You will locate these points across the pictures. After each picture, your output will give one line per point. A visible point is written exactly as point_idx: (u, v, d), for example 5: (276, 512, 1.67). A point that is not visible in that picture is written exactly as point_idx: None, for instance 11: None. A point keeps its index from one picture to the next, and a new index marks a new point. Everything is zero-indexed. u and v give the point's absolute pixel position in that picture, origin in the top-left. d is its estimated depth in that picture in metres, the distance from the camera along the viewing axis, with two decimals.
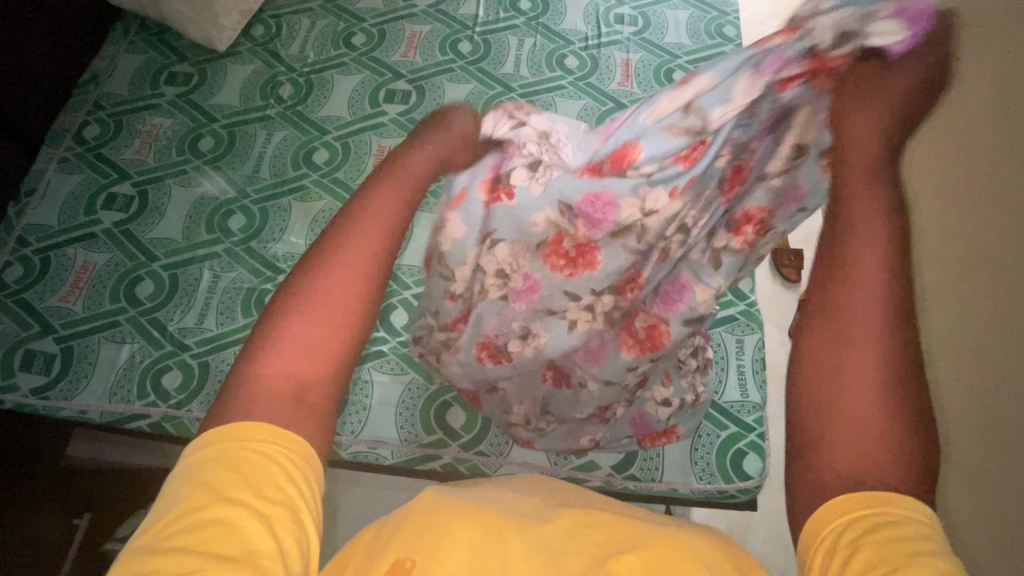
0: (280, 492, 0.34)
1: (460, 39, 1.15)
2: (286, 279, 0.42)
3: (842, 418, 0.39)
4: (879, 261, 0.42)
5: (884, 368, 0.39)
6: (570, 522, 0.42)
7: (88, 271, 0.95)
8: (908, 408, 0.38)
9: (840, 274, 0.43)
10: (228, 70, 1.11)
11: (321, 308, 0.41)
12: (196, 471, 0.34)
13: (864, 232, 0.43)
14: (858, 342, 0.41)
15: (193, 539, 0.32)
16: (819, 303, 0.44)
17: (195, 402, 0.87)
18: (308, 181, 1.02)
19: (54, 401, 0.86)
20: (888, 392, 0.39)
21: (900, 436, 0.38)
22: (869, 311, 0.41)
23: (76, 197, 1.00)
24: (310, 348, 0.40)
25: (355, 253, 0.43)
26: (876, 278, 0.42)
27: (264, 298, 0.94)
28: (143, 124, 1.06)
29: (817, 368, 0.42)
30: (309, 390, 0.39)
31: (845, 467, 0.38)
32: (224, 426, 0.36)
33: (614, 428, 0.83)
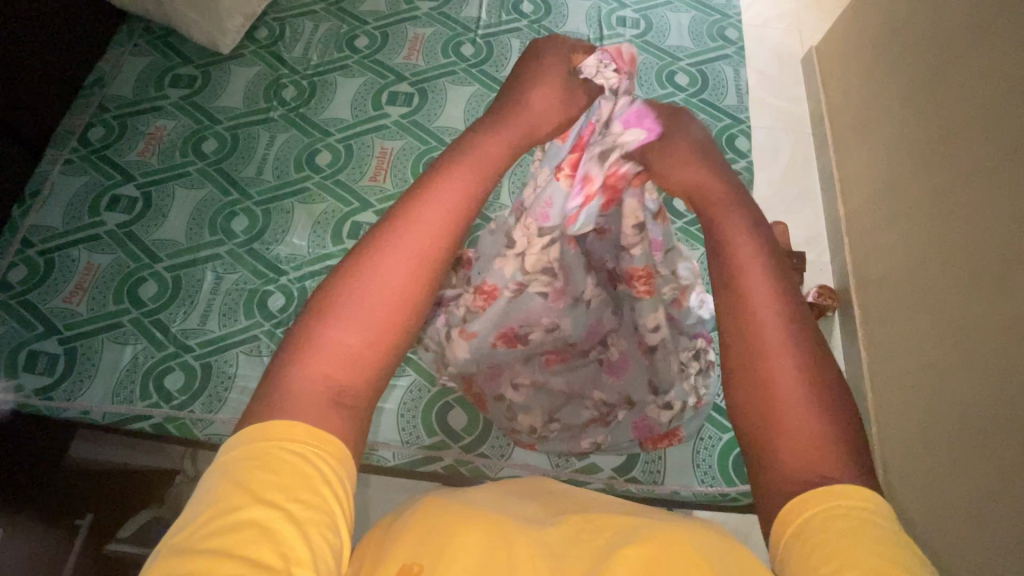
0: (315, 495, 0.33)
1: (463, 42, 1.15)
2: (331, 285, 0.40)
3: (779, 429, 0.38)
4: (763, 276, 0.43)
5: (799, 374, 0.39)
6: (571, 527, 0.41)
7: (91, 272, 0.95)
8: (835, 407, 0.38)
9: (737, 292, 0.43)
10: (232, 72, 1.12)
11: (363, 312, 0.39)
12: (232, 470, 0.33)
13: (744, 249, 0.44)
14: (769, 353, 0.40)
15: (228, 541, 0.30)
16: (728, 323, 0.43)
17: (197, 403, 0.87)
18: (311, 183, 1.03)
19: (57, 402, 0.87)
20: (812, 396, 0.38)
21: (830, 437, 0.37)
22: (769, 323, 0.41)
23: (80, 199, 1.01)
24: (354, 355, 0.39)
25: (401, 251, 0.41)
26: (767, 291, 0.42)
27: (266, 299, 0.94)
28: (147, 126, 1.07)
29: (742, 387, 0.40)
30: (345, 392, 0.38)
31: (796, 475, 0.36)
32: (261, 425, 0.35)
33: (614, 433, 0.82)
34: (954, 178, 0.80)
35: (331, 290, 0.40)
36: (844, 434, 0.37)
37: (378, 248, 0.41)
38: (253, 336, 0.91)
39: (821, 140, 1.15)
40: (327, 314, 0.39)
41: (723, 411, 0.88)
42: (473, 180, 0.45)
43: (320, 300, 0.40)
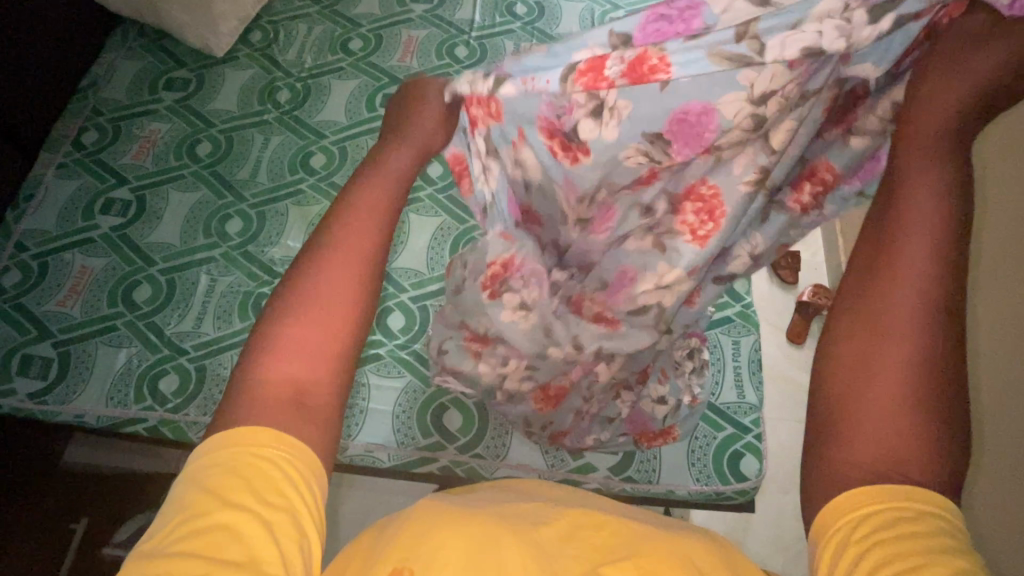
0: (281, 497, 0.34)
1: (457, 44, 1.16)
2: (283, 281, 0.41)
3: (877, 411, 0.35)
4: (930, 245, 0.37)
5: (920, 364, 0.35)
6: (566, 523, 0.42)
7: (85, 275, 0.95)
8: (950, 404, 0.35)
9: (883, 262, 0.38)
10: (226, 75, 1.12)
11: (326, 306, 0.40)
12: (201, 477, 0.34)
13: (916, 209, 0.38)
14: (895, 333, 0.36)
15: (197, 544, 0.32)
16: (858, 290, 0.39)
17: (191, 406, 0.87)
18: (305, 185, 1.03)
19: (51, 406, 0.86)
20: (928, 387, 0.35)
21: (927, 436, 0.34)
22: (913, 301, 0.36)
23: (74, 203, 1.00)
24: (325, 349, 0.39)
25: (357, 249, 0.42)
26: (923, 268, 0.37)
27: (261, 302, 0.94)
28: (142, 129, 1.07)
29: (843, 358, 0.38)
30: (307, 392, 0.37)
31: (872, 459, 0.35)
32: (230, 430, 0.35)
33: (608, 434, 0.83)
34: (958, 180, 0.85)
35: (297, 289, 0.40)
36: (946, 437, 0.35)
37: (329, 245, 0.42)
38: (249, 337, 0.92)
39: None
40: (286, 315, 0.39)
41: (718, 410, 0.88)
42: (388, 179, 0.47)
43: (281, 301, 0.40)
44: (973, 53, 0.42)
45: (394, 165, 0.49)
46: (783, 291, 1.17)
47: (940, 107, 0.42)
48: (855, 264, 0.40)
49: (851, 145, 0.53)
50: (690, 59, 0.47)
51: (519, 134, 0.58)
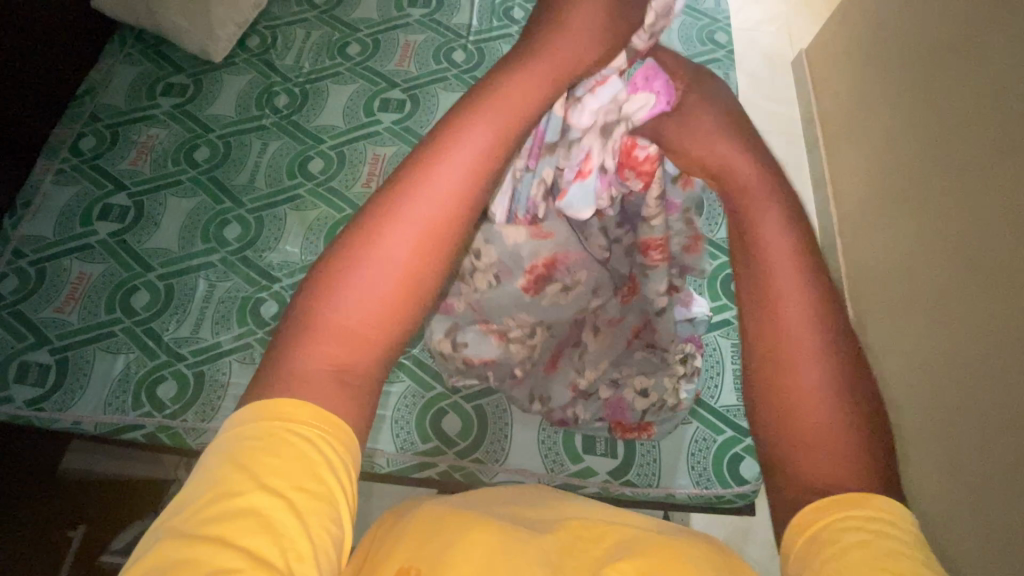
0: (318, 483, 0.34)
1: (454, 49, 1.16)
2: (339, 249, 0.38)
3: (809, 438, 0.35)
4: (796, 276, 0.39)
5: (828, 382, 0.36)
6: (567, 535, 0.41)
7: (83, 281, 0.95)
8: (864, 413, 0.36)
9: (761, 296, 0.39)
10: (224, 81, 1.12)
11: (382, 280, 0.37)
12: (238, 452, 0.34)
13: (773, 247, 0.40)
14: (799, 359, 0.37)
15: (227, 528, 0.31)
16: (755, 324, 0.39)
17: (190, 412, 0.86)
18: (303, 190, 1.03)
19: (48, 413, 0.86)
20: (843, 403, 0.35)
21: (857, 445, 0.35)
22: (798, 327, 0.37)
23: (72, 209, 1.00)
24: (369, 337, 0.37)
25: (418, 218, 0.38)
26: (795, 294, 0.38)
27: (259, 307, 0.94)
28: (139, 135, 1.07)
29: (765, 392, 0.37)
30: (348, 372, 0.37)
31: (822, 475, 0.35)
32: (279, 401, 0.35)
33: (588, 408, 0.85)
34: (942, 177, 0.88)
35: (346, 260, 0.38)
36: (872, 445, 0.35)
37: (383, 220, 0.38)
38: (247, 343, 0.91)
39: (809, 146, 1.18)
40: (333, 288, 0.37)
41: (716, 413, 0.88)
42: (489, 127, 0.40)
43: (325, 273, 0.38)
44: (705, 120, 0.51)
45: (512, 96, 0.42)
46: None
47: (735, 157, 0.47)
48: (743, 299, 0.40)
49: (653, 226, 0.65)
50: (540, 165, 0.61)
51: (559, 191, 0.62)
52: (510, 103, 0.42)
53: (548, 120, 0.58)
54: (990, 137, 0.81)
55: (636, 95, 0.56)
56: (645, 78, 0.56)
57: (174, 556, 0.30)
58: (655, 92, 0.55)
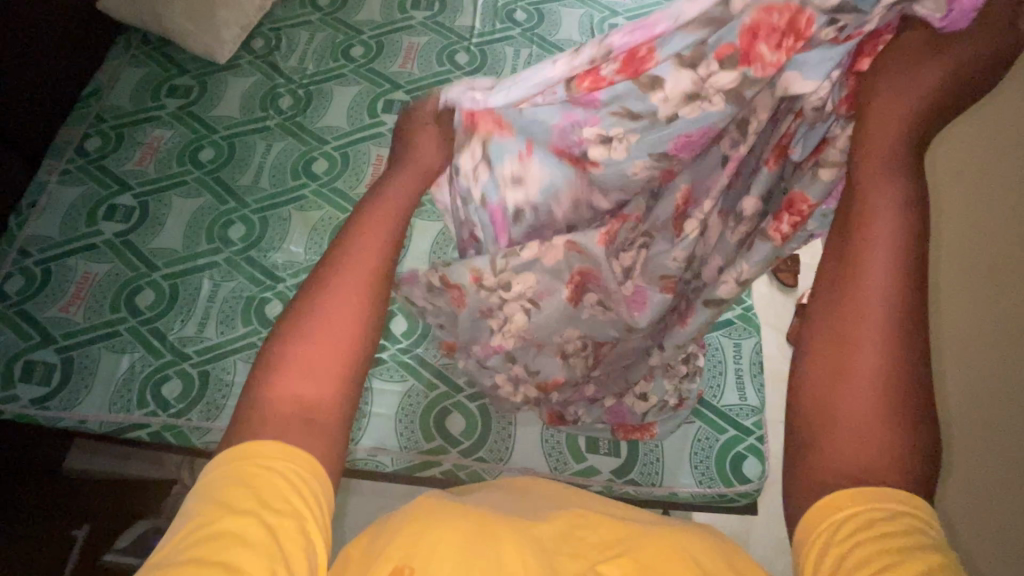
0: (288, 503, 0.34)
1: (457, 51, 1.17)
2: (297, 297, 0.42)
3: (855, 421, 0.36)
4: (898, 256, 0.38)
5: (885, 375, 0.36)
6: (564, 524, 0.42)
7: (88, 281, 0.95)
8: (918, 414, 0.35)
9: (846, 275, 0.39)
10: (228, 82, 1.13)
11: (325, 328, 0.40)
12: (207, 490, 0.34)
13: (882, 217, 0.39)
14: (865, 344, 0.37)
15: (206, 550, 0.32)
16: (826, 302, 0.39)
17: (195, 411, 0.87)
18: (307, 191, 1.04)
19: (54, 412, 0.86)
20: (899, 396, 0.35)
21: (902, 441, 0.35)
22: (879, 312, 0.37)
23: (76, 209, 1.01)
24: (330, 371, 0.39)
25: (363, 267, 0.43)
26: (887, 281, 0.37)
27: (264, 307, 0.94)
28: (144, 136, 1.08)
29: (821, 370, 0.38)
30: (311, 410, 0.38)
31: (855, 465, 0.35)
32: (241, 444, 0.36)
33: (591, 412, 0.85)
34: None
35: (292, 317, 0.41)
36: (918, 445, 0.35)
37: (333, 270, 0.43)
38: (251, 343, 0.92)
39: None
40: (295, 332, 0.40)
41: (720, 412, 0.89)
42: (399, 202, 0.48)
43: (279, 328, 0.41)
44: (926, 61, 0.42)
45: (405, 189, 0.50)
46: (782, 292, 1.14)
47: (904, 103, 0.42)
48: (821, 276, 0.40)
49: (820, 178, 0.52)
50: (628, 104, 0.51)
51: (524, 150, 0.58)
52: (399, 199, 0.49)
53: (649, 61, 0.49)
54: None
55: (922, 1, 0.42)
56: None
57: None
58: (953, 7, 0.41)
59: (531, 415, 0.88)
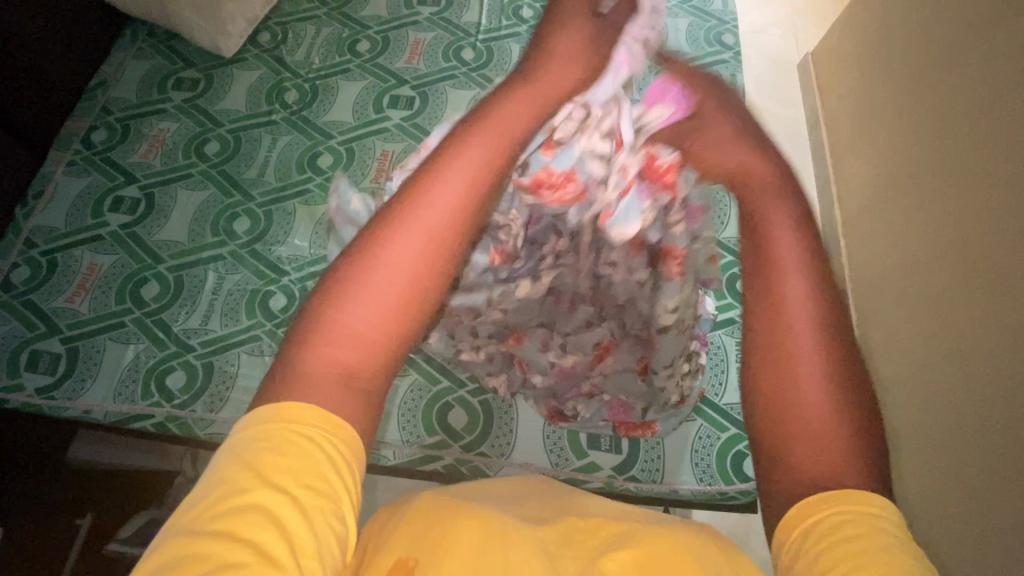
0: (322, 482, 0.34)
1: (463, 47, 1.17)
2: (350, 254, 0.41)
3: (807, 430, 0.39)
4: (803, 275, 0.43)
5: (824, 378, 0.39)
6: (565, 527, 0.42)
7: (94, 272, 0.96)
8: (857, 410, 0.39)
9: (766, 288, 0.43)
10: (235, 76, 1.13)
11: (384, 283, 0.40)
12: (243, 452, 0.35)
13: (784, 241, 0.44)
14: (800, 352, 0.40)
15: (234, 522, 0.32)
16: (760, 318, 0.43)
17: (199, 403, 0.87)
18: (313, 184, 1.04)
19: (58, 402, 0.88)
20: (838, 396, 0.39)
21: (851, 437, 0.38)
22: (800, 320, 0.41)
23: (83, 200, 1.01)
24: (376, 340, 0.39)
25: (422, 227, 0.41)
26: (800, 290, 0.42)
27: (269, 300, 0.95)
28: (150, 128, 1.08)
29: (770, 384, 0.41)
30: (353, 376, 0.38)
31: (816, 470, 0.38)
32: (285, 404, 0.36)
33: (590, 407, 0.86)
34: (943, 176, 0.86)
35: (359, 266, 0.40)
36: (862, 443, 0.38)
37: (390, 229, 0.42)
38: (255, 336, 0.92)
39: (818, 147, 1.21)
40: (346, 295, 0.40)
41: (721, 411, 0.89)
42: (495, 148, 0.45)
43: (338, 277, 0.40)
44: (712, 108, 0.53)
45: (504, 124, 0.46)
46: None
47: (740, 151, 0.50)
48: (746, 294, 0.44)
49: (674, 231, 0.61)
50: (620, 205, 0.59)
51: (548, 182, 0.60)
52: (505, 127, 0.46)
53: (610, 218, 0.59)
54: (991, 139, 0.79)
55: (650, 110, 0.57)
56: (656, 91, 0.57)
57: (182, 552, 0.31)
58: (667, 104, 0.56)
59: (533, 410, 0.88)
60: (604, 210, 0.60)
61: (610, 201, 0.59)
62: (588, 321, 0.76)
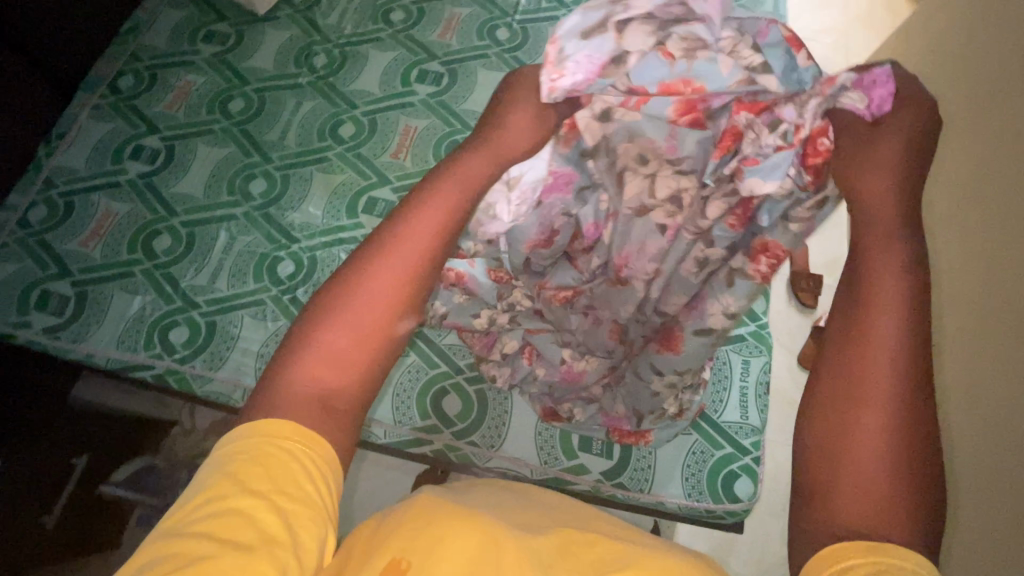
0: (300, 489, 0.34)
1: (499, 26, 1.13)
2: (332, 277, 0.39)
3: (850, 476, 0.33)
4: (897, 314, 0.35)
5: (894, 433, 0.33)
6: (562, 539, 0.41)
7: (109, 218, 0.96)
8: (921, 481, 0.33)
9: (853, 323, 0.36)
10: (266, 34, 1.12)
11: (362, 305, 0.38)
12: (222, 464, 0.34)
13: (884, 275, 0.36)
14: (873, 400, 0.34)
15: (215, 526, 0.32)
16: (831, 354, 0.37)
17: (198, 359, 0.88)
18: (332, 153, 1.03)
19: (64, 343, 0.89)
20: (905, 458, 0.33)
21: (909, 504, 0.32)
22: (883, 368, 0.34)
23: (105, 145, 1.02)
24: (354, 359, 0.37)
25: (407, 251, 0.39)
26: (895, 332, 0.35)
27: (277, 266, 0.94)
28: (178, 79, 1.07)
29: (826, 424, 0.35)
30: (334, 398, 0.37)
31: (851, 528, 0.32)
32: (261, 422, 0.35)
33: (586, 411, 0.84)
34: None
35: (334, 286, 0.39)
36: (919, 517, 0.32)
37: (375, 252, 0.39)
38: (259, 300, 0.92)
39: None
40: (327, 316, 0.38)
41: (718, 428, 0.87)
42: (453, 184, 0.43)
43: (336, 283, 0.39)
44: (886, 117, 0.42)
45: (473, 163, 0.45)
46: (801, 313, 1.10)
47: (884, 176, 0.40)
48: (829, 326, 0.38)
49: (788, 228, 0.54)
50: (772, 167, 0.48)
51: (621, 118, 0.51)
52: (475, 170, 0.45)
53: (752, 168, 0.49)
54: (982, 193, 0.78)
55: (849, 90, 0.44)
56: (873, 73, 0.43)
57: (161, 553, 0.31)
58: (874, 97, 0.43)
59: (529, 406, 0.87)
60: (749, 156, 0.49)
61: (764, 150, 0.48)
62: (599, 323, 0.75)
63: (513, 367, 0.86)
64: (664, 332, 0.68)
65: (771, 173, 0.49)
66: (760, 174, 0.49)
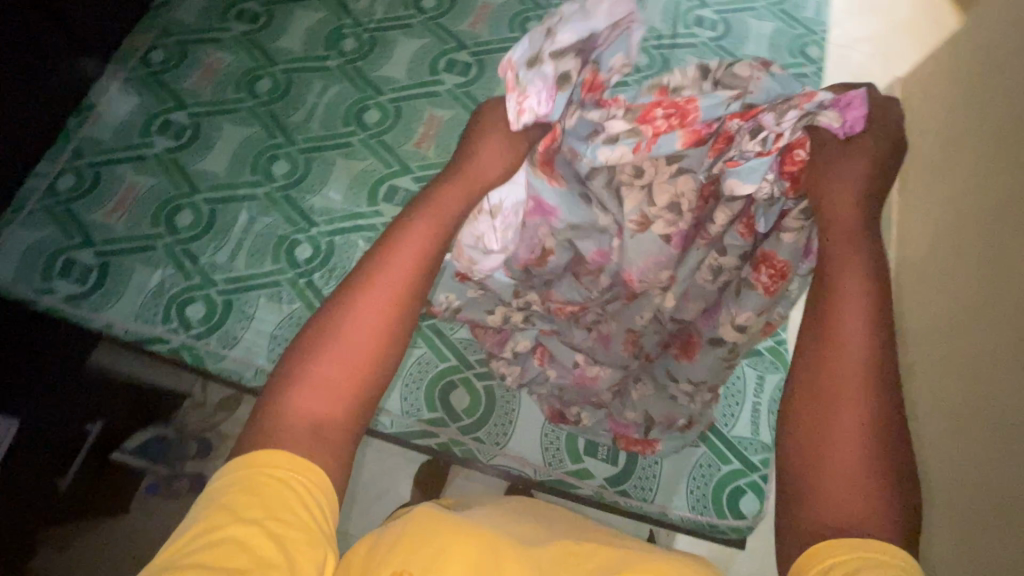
0: (295, 514, 0.37)
1: (530, 18, 1.11)
2: (316, 317, 0.45)
3: (829, 469, 0.41)
4: (861, 328, 0.44)
5: (865, 428, 0.41)
6: (562, 552, 0.41)
7: (134, 192, 0.97)
8: (887, 473, 0.40)
9: (824, 339, 0.45)
10: (296, 15, 1.11)
11: (350, 338, 0.44)
12: (216, 495, 0.37)
13: (850, 297, 0.45)
14: (845, 403, 0.42)
15: (211, 556, 0.34)
16: (808, 364, 0.45)
17: (214, 336, 0.89)
18: (355, 139, 1.02)
19: (83, 312, 0.89)
20: (874, 450, 0.40)
21: (879, 492, 0.39)
22: (850, 373, 0.43)
23: (133, 118, 1.02)
24: (338, 388, 0.42)
25: (386, 284, 0.46)
26: (858, 344, 0.43)
27: (295, 249, 0.95)
28: (207, 56, 1.07)
29: (808, 424, 0.43)
30: (325, 425, 0.41)
31: (833, 517, 0.39)
32: (252, 453, 0.39)
33: (594, 415, 0.84)
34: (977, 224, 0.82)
35: (322, 322, 0.45)
36: (892, 503, 0.39)
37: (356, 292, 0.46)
38: (276, 281, 0.93)
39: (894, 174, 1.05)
40: (316, 353, 0.43)
41: (726, 441, 0.86)
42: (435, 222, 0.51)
43: (324, 321, 0.45)
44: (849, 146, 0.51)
45: (443, 200, 0.53)
46: None
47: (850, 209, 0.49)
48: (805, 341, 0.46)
49: (784, 241, 0.58)
50: (749, 171, 0.56)
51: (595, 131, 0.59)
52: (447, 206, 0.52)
53: (735, 170, 0.56)
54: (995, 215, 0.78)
55: (825, 109, 0.53)
56: (846, 97, 0.53)
57: None
58: (847, 119, 0.52)
59: (535, 407, 0.87)
60: (732, 159, 0.56)
61: (744, 154, 0.56)
62: (613, 328, 0.74)
63: (523, 367, 0.85)
64: (682, 340, 0.73)
65: (747, 175, 0.56)
66: (737, 175, 0.56)
